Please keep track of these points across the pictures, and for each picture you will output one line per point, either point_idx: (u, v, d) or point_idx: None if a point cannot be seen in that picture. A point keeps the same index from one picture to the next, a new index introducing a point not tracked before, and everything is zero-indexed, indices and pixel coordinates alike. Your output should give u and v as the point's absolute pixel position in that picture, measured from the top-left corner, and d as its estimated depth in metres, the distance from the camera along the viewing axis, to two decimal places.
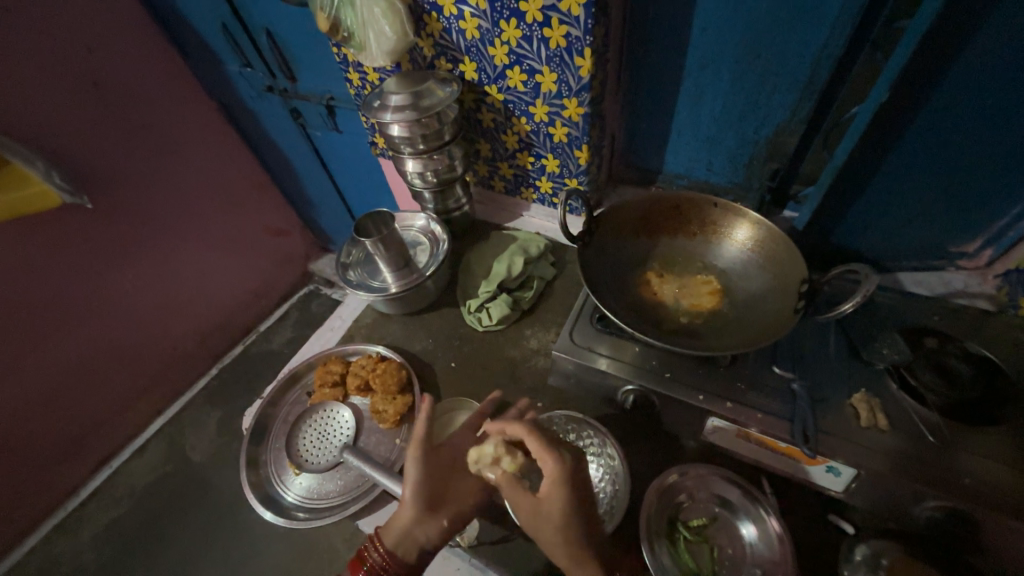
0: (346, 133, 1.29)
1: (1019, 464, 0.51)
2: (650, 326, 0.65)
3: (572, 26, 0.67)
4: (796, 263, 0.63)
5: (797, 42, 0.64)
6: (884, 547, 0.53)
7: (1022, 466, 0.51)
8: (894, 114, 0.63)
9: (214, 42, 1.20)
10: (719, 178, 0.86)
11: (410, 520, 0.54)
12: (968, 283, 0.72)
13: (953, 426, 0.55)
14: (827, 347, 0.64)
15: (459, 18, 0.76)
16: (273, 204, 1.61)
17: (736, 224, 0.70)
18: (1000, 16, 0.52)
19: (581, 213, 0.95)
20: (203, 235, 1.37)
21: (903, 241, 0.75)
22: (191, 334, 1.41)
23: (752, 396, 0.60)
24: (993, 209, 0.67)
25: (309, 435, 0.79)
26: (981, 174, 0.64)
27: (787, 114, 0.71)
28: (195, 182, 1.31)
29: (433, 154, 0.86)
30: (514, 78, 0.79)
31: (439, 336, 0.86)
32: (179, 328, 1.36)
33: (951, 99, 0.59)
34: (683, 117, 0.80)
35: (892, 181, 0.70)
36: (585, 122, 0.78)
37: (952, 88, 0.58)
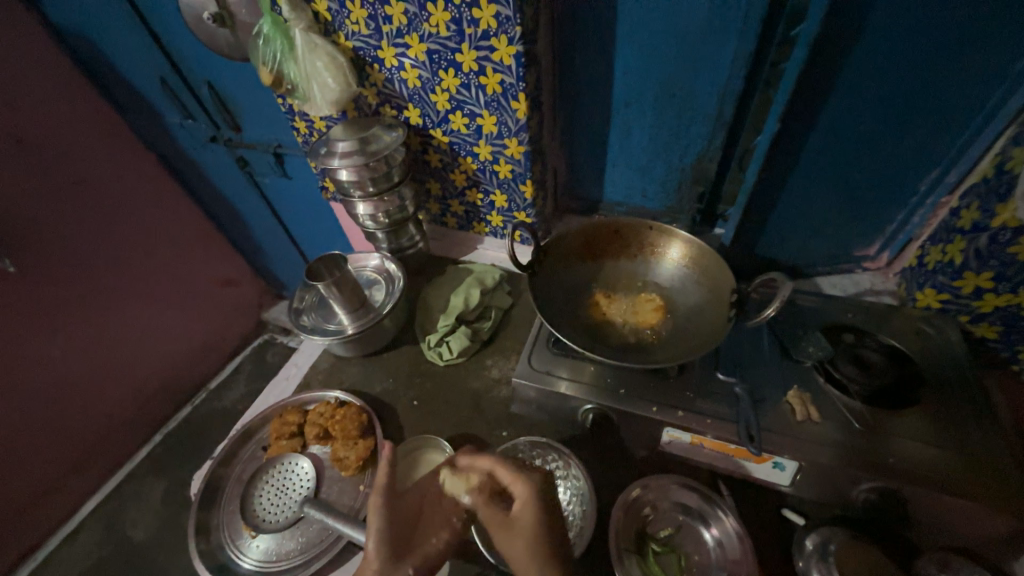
0: (295, 179, 1.29)
1: (932, 440, 0.58)
2: (602, 345, 0.68)
3: (505, 73, 0.73)
4: (725, 275, 0.69)
5: (703, 82, 0.72)
6: (831, 533, 0.56)
7: (935, 441, 0.57)
8: (790, 141, 0.72)
9: (153, 97, 1.19)
10: (654, 204, 0.93)
11: (375, 575, 0.50)
12: (874, 282, 0.81)
13: (875, 411, 0.61)
14: (763, 350, 0.70)
15: (400, 69, 0.80)
16: (220, 254, 1.56)
17: (671, 244, 0.76)
18: (857, 58, 0.62)
19: (531, 243, 0.99)
20: (143, 291, 1.30)
21: (816, 250, 0.84)
22: (130, 398, 1.30)
23: (701, 403, 0.63)
24: (883, 217, 0.76)
25: (266, 493, 0.75)
26: (868, 187, 0.74)
27: (704, 144, 0.80)
28: (133, 237, 1.26)
29: (384, 196, 0.88)
30: (456, 121, 0.84)
31: (400, 375, 0.85)
32: (116, 393, 1.26)
33: (833, 126, 0.69)
34: (615, 151, 0.88)
35: (799, 197, 0.78)
36: (527, 159, 0.84)
37: (833, 117, 0.68)
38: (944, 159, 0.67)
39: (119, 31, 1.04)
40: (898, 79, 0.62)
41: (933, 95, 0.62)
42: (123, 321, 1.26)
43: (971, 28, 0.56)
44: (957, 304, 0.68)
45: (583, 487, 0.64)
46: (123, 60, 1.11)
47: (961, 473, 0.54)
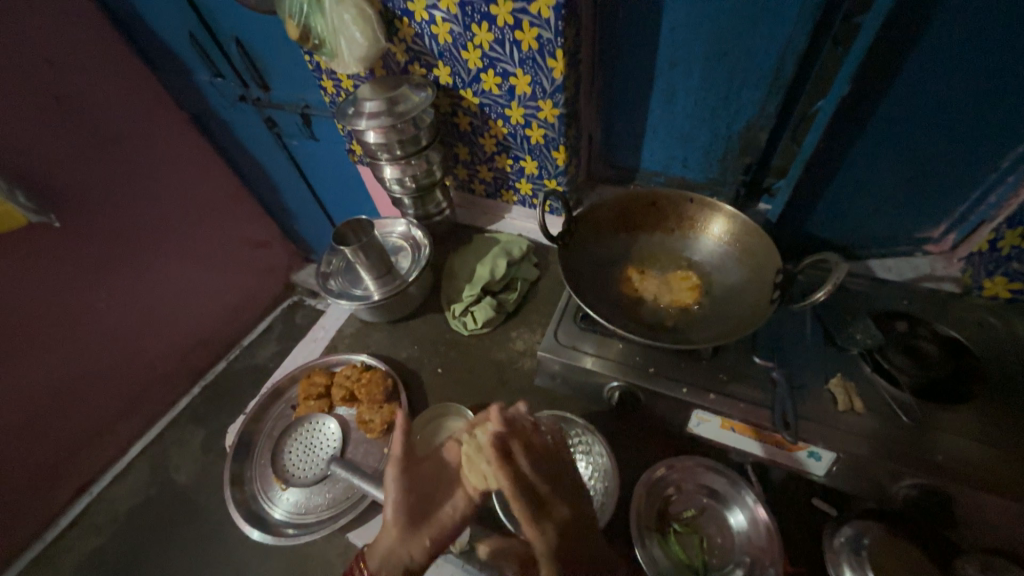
0: (323, 141, 1.28)
1: (989, 439, 0.54)
2: (632, 322, 0.65)
3: (543, 28, 0.68)
4: (770, 254, 0.65)
5: (761, 39, 0.65)
6: (866, 527, 0.54)
7: (992, 441, 0.53)
8: (856, 107, 0.65)
9: (182, 53, 1.17)
10: (694, 175, 0.87)
11: (394, 542, 0.51)
12: (934, 267, 0.74)
13: (925, 406, 0.57)
14: (805, 335, 0.66)
15: (431, 23, 0.76)
16: (251, 216, 1.58)
17: (712, 218, 0.72)
18: (948, 11, 0.54)
19: (561, 214, 0.96)
20: (179, 250, 1.34)
21: (872, 230, 0.78)
22: (170, 351, 1.37)
23: (734, 387, 0.61)
24: (954, 196, 0.69)
25: (296, 449, 0.78)
26: (939, 162, 0.66)
27: (756, 109, 0.73)
28: (168, 196, 1.28)
29: (411, 160, 0.86)
30: (488, 81, 0.79)
31: (424, 342, 0.86)
32: (157, 346, 1.33)
33: (908, 91, 0.61)
34: (656, 116, 0.82)
35: (859, 171, 0.72)
36: (561, 123, 0.79)
37: (909, 81, 0.61)
38: None
39: None
40: (993, 37, 0.54)
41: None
42: (161, 279, 1.30)
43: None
44: None
45: (605, 464, 0.63)
46: (152, 14, 1.09)
47: (1018, 476, 0.51)
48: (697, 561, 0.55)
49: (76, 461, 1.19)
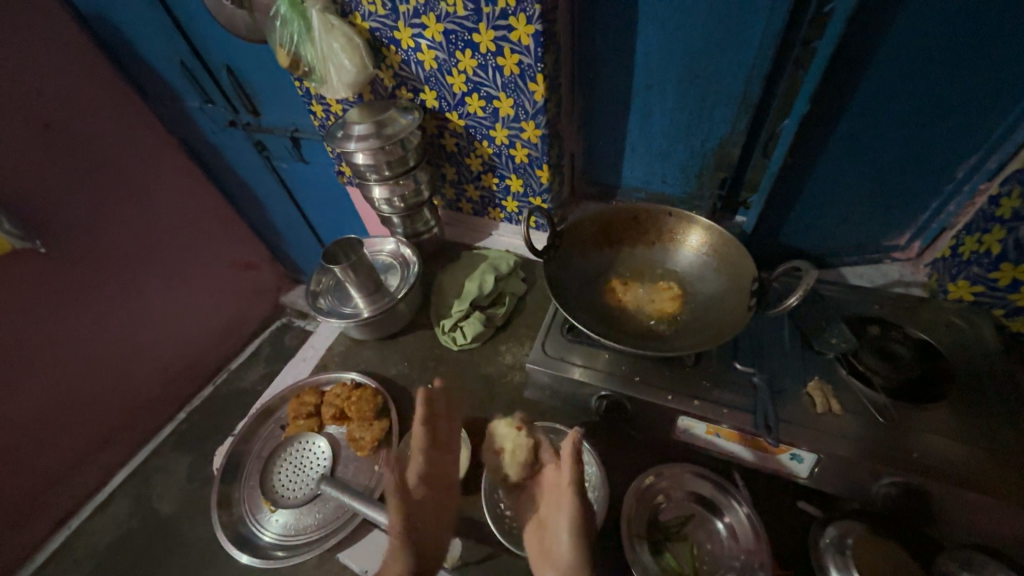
0: (312, 163, 1.30)
1: (959, 435, 0.56)
2: (617, 332, 0.67)
3: (523, 54, 0.71)
4: (746, 263, 0.68)
5: (729, 62, 0.69)
6: (850, 527, 0.56)
7: (962, 437, 0.56)
8: (819, 124, 0.69)
9: (174, 80, 1.20)
10: (673, 190, 0.91)
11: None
12: (903, 274, 0.78)
13: (899, 405, 0.59)
14: (783, 341, 0.68)
15: (417, 51, 0.79)
16: (240, 238, 1.59)
17: (690, 231, 0.75)
18: (895, 35, 0.58)
19: (547, 230, 0.98)
20: (167, 273, 1.34)
21: (843, 238, 0.81)
22: (156, 376, 1.35)
23: (717, 393, 0.62)
24: (915, 205, 0.73)
25: (285, 469, 0.77)
26: (899, 174, 0.70)
27: (728, 127, 0.77)
28: (156, 220, 1.29)
29: (400, 180, 0.88)
30: (472, 104, 0.83)
31: (414, 359, 0.86)
32: (142, 371, 1.31)
33: (865, 108, 0.66)
34: (635, 134, 0.85)
35: (826, 184, 0.76)
36: (544, 142, 0.82)
37: (866, 99, 0.65)
38: (983, 143, 0.64)
39: (140, 14, 1.05)
40: (936, 58, 0.59)
41: (973, 74, 0.58)
42: (148, 303, 1.29)
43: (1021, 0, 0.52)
44: (992, 296, 0.67)
45: (596, 473, 0.64)
46: (144, 43, 1.12)
47: (988, 470, 0.53)
48: (687, 567, 0.56)
49: (56, 491, 1.16)
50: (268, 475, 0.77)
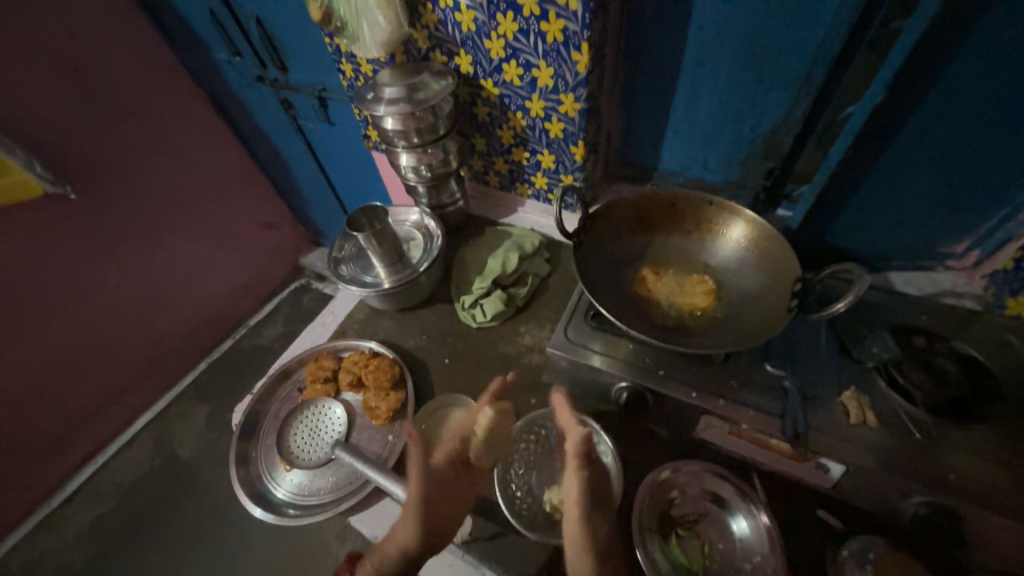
0: (338, 125, 1.27)
1: (1003, 460, 0.53)
2: (645, 323, 0.65)
3: (569, 20, 0.66)
4: (788, 261, 0.64)
5: (793, 41, 0.64)
6: (872, 541, 0.54)
7: (1006, 462, 0.52)
8: (888, 115, 0.63)
9: (203, 30, 1.17)
10: (714, 177, 0.86)
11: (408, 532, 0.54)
12: (956, 283, 0.72)
13: (940, 423, 0.56)
14: (819, 346, 0.65)
15: (455, 10, 0.75)
16: (263, 196, 1.59)
17: (731, 222, 0.70)
18: (992, 19, 0.52)
19: (576, 210, 0.95)
20: (191, 228, 1.35)
21: (894, 242, 0.76)
22: (179, 328, 1.38)
23: (745, 393, 0.60)
24: (981, 211, 0.67)
25: (301, 431, 0.79)
26: (969, 176, 0.65)
27: (782, 113, 0.71)
28: (182, 174, 1.29)
29: (428, 148, 0.85)
30: (509, 72, 0.78)
31: (433, 333, 0.86)
32: (166, 322, 1.34)
33: (942, 102, 0.60)
34: (679, 115, 0.80)
35: (884, 182, 0.70)
36: (582, 117, 0.78)
37: (945, 91, 0.59)
38: None
39: None
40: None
41: None
42: (173, 256, 1.31)
43: None
44: None
45: (610, 465, 0.63)
46: None
47: None
48: (697, 564, 0.56)
49: (83, 429, 1.21)
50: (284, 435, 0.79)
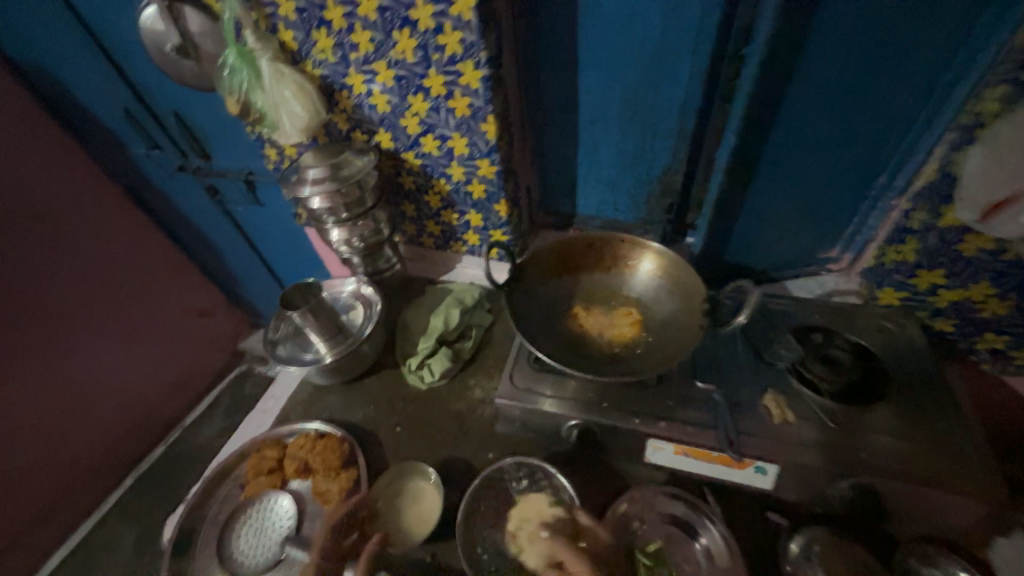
0: (268, 205, 1.28)
1: (904, 433, 0.60)
2: (582, 359, 0.69)
3: (473, 97, 0.74)
4: (697, 286, 0.71)
5: (665, 99, 0.75)
6: (816, 534, 0.58)
7: (907, 435, 0.60)
8: (749, 154, 0.74)
9: (119, 129, 1.16)
10: (625, 216, 0.95)
11: None
12: (838, 283, 0.84)
13: (846, 410, 0.62)
14: (739, 355, 0.71)
15: (369, 95, 0.81)
16: (191, 283, 1.51)
17: (642, 255, 0.78)
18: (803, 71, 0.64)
19: (505, 261, 1.00)
20: (111, 329, 1.25)
21: (780, 253, 0.87)
22: (99, 441, 1.24)
23: (682, 412, 0.64)
24: (839, 216, 0.80)
25: (246, 533, 0.72)
26: (823, 190, 0.77)
27: (669, 156, 0.82)
28: (99, 273, 1.21)
29: (358, 221, 0.88)
30: (428, 144, 0.85)
31: (381, 400, 0.84)
32: (83, 437, 1.20)
33: (787, 136, 0.71)
34: (585, 166, 0.90)
35: (760, 205, 0.81)
36: (500, 178, 0.85)
37: (786, 128, 0.70)
38: (888, 164, 0.71)
39: (80, 64, 1.02)
40: (838, 94, 0.65)
41: (877, 101, 0.65)
42: (88, 362, 1.20)
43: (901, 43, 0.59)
44: (917, 299, 0.73)
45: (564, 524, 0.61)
46: (84, 92, 1.09)
47: (929, 463, 0.57)
48: None
49: None
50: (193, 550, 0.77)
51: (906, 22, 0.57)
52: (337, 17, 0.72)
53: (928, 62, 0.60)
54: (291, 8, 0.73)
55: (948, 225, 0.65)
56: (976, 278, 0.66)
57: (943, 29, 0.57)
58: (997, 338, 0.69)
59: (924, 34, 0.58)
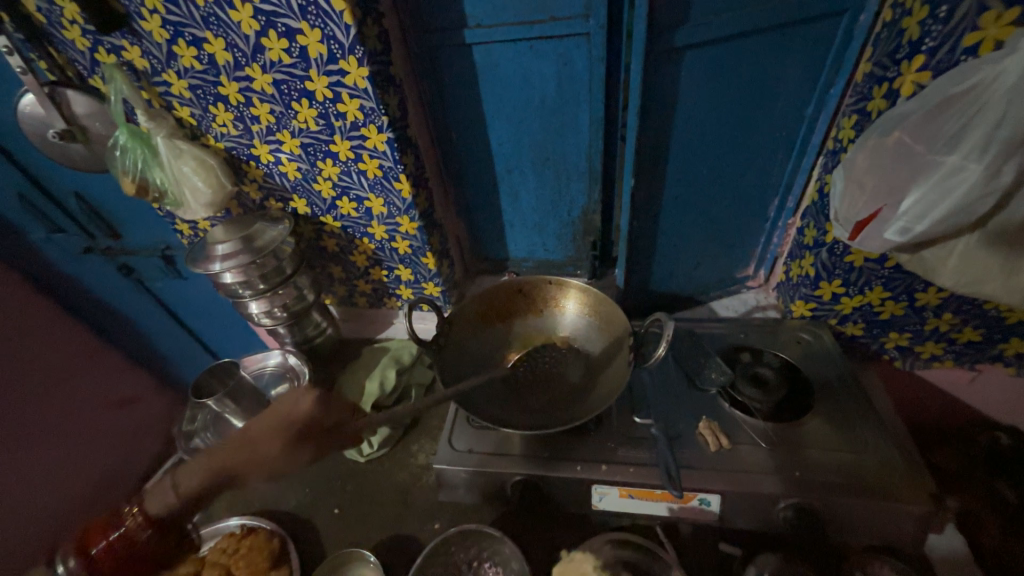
0: (192, 278, 1.18)
1: (840, 447, 0.62)
2: (519, 409, 0.68)
3: (382, 159, 0.74)
4: (621, 320, 0.73)
5: (571, 144, 0.78)
6: (766, 561, 0.57)
7: (843, 448, 0.61)
8: (653, 192, 0.77)
9: (10, 213, 1.03)
10: (556, 256, 0.96)
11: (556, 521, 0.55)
12: (758, 299, 0.89)
13: (777, 427, 0.64)
14: (672, 384, 0.72)
15: (278, 164, 0.80)
16: (116, 369, 1.30)
17: (568, 296, 0.79)
18: (684, 123, 0.69)
19: (429, 320, 0.99)
20: (31, 430, 1.05)
21: (701, 278, 0.90)
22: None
23: (622, 451, 0.63)
24: (748, 241, 0.85)
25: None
26: (728, 221, 0.82)
27: (585, 198, 0.85)
28: (17, 369, 1.04)
29: (278, 291, 0.84)
30: (345, 207, 0.83)
31: (317, 483, 0.77)
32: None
33: (681, 187, 0.77)
34: (509, 210, 0.91)
35: (675, 239, 0.84)
36: (422, 233, 0.84)
37: (680, 177, 0.75)
38: (779, 188, 0.77)
39: None
40: (719, 142, 0.71)
41: (756, 147, 0.72)
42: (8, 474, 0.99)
43: (770, 100, 0.66)
44: (823, 310, 0.77)
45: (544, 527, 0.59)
46: None
47: (863, 469, 0.59)
48: None
49: None
50: (307, 450, 0.59)
51: (769, 61, 0.62)
52: (232, 92, 0.71)
53: (794, 92, 0.66)
54: (184, 86, 0.73)
55: (834, 240, 0.69)
56: (870, 284, 0.68)
57: (796, 73, 0.64)
58: (901, 336, 0.73)
59: (780, 85, 0.65)
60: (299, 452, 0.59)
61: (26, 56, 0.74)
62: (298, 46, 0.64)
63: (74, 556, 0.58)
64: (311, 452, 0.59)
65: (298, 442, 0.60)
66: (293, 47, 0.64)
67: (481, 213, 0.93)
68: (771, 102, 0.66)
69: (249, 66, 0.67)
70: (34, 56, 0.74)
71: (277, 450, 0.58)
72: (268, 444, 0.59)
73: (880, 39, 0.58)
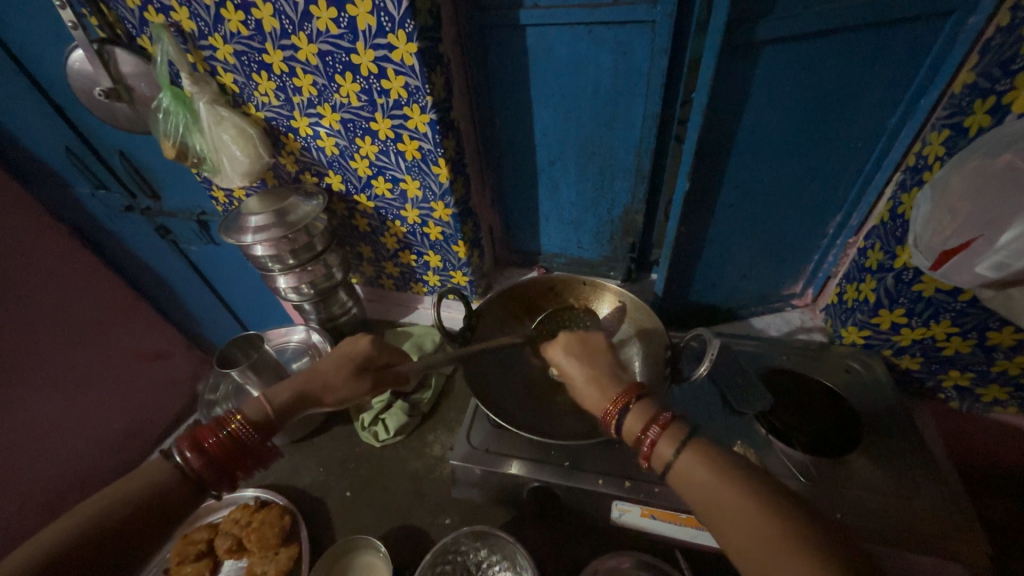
0: (225, 245, 1.19)
1: (889, 490, 0.57)
2: (543, 414, 0.66)
3: (422, 140, 0.71)
4: (657, 329, 0.69)
5: (620, 139, 0.74)
6: None
7: (891, 492, 0.57)
8: (703, 199, 0.73)
9: (59, 167, 1.05)
10: (590, 254, 0.93)
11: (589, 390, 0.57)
12: (803, 319, 0.84)
13: (818, 462, 0.60)
14: (704, 401, 0.68)
15: (316, 137, 0.78)
16: (148, 326, 1.33)
17: (602, 299, 0.76)
18: (748, 128, 0.64)
19: (457, 309, 0.97)
20: (61, 378, 1.08)
21: (743, 292, 0.86)
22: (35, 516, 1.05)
23: (647, 469, 0.60)
24: (799, 257, 0.80)
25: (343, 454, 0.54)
26: (779, 234, 0.76)
27: (629, 197, 0.80)
28: (59, 318, 1.08)
29: (307, 267, 0.83)
30: (380, 186, 0.81)
31: (331, 463, 0.77)
32: (16, 512, 1.01)
33: (735, 195, 0.72)
34: (546, 204, 0.88)
35: (719, 249, 0.80)
36: (456, 221, 0.81)
37: (735, 182, 0.70)
38: (844, 203, 0.71)
39: (13, 102, 0.93)
40: (783, 150, 0.66)
41: (824, 157, 0.66)
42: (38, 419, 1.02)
43: (848, 106, 0.60)
44: (878, 339, 0.71)
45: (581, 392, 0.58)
46: (20, 129, 0.98)
47: (912, 518, 0.55)
48: None
49: None
50: (370, 380, 0.60)
51: (858, 62, 0.56)
52: (276, 61, 0.69)
53: (878, 100, 0.60)
54: (229, 51, 0.71)
55: (903, 265, 0.63)
56: (937, 317, 0.62)
57: (881, 80, 0.58)
58: (962, 376, 0.66)
59: (860, 93, 0.59)
60: (363, 382, 0.59)
61: (78, 11, 0.73)
62: (347, 16, 0.61)
63: (191, 449, 0.47)
64: (371, 384, 0.60)
65: (364, 373, 0.60)
66: (342, 17, 0.61)
67: (517, 204, 0.90)
68: (848, 110, 0.61)
69: (295, 34, 0.65)
70: (85, 12, 0.73)
71: (343, 377, 0.59)
72: (334, 371, 0.58)
73: (990, 46, 0.52)
